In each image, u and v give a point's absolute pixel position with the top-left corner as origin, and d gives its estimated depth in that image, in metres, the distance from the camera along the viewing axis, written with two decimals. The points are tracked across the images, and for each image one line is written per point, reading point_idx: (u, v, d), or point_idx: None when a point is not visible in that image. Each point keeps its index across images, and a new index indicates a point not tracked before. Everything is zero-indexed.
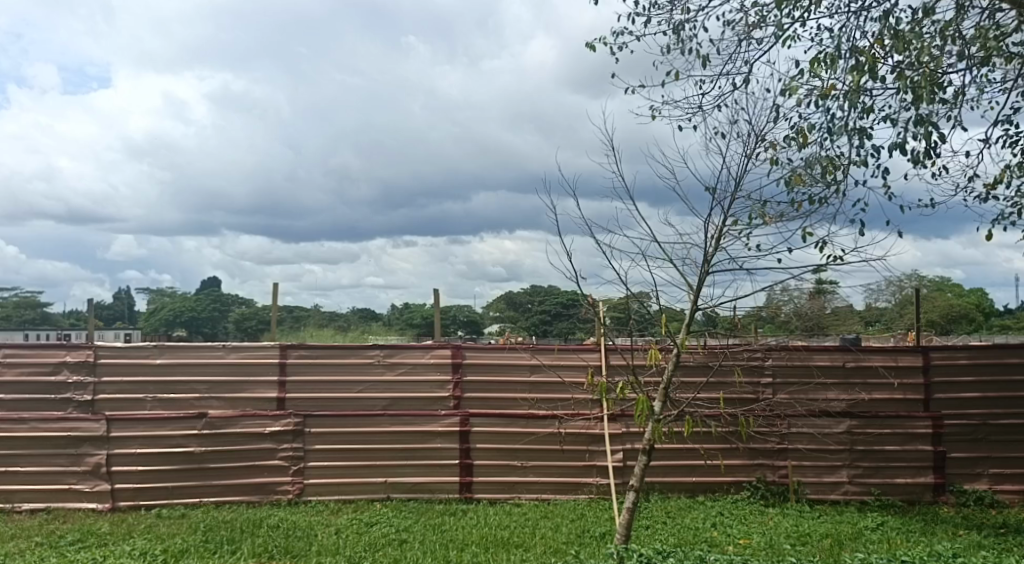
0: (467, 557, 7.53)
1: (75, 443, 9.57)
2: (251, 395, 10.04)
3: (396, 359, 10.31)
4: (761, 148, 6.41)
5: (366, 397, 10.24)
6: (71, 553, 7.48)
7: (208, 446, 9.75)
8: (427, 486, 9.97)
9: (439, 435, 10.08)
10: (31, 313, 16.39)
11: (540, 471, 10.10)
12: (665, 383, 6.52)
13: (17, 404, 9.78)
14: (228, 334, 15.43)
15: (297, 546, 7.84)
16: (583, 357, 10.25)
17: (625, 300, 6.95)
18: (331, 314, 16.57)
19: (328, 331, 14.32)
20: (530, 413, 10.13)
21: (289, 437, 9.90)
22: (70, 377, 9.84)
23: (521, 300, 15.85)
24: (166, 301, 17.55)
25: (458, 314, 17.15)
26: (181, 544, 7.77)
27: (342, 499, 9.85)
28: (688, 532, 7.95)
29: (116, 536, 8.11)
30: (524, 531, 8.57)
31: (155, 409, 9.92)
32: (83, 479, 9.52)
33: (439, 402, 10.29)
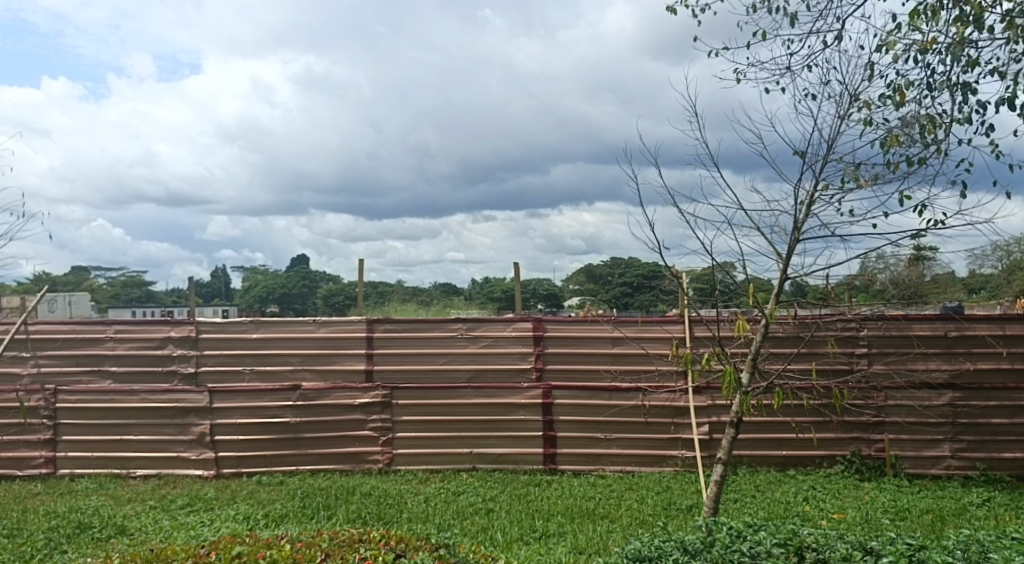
0: (553, 528, 7.63)
1: (182, 413, 10.10)
2: (341, 368, 10.30)
3: (479, 333, 10.35)
4: (855, 108, 6.18)
5: (451, 369, 10.33)
6: (181, 516, 7.92)
7: (303, 417, 10.13)
8: (511, 457, 10.15)
9: (522, 407, 10.20)
10: (137, 292, 17.28)
11: (623, 443, 10.11)
12: (753, 354, 6.40)
13: (128, 377, 10.28)
14: (318, 309, 15.96)
15: (389, 513, 8.10)
16: (667, 329, 10.15)
17: (709, 271, 6.84)
18: (414, 289, 16.95)
19: (411, 305, 14.64)
20: (613, 386, 10.10)
21: (378, 408, 10.20)
22: (175, 351, 10.28)
23: (603, 272, 15.70)
24: (260, 279, 18.19)
25: (538, 288, 16.99)
26: (281, 509, 8.12)
27: (430, 469, 10.11)
28: (778, 506, 7.83)
29: (221, 501, 8.54)
30: (609, 502, 8.61)
31: (253, 382, 10.28)
32: (190, 447, 10.07)
33: (521, 374, 10.31)
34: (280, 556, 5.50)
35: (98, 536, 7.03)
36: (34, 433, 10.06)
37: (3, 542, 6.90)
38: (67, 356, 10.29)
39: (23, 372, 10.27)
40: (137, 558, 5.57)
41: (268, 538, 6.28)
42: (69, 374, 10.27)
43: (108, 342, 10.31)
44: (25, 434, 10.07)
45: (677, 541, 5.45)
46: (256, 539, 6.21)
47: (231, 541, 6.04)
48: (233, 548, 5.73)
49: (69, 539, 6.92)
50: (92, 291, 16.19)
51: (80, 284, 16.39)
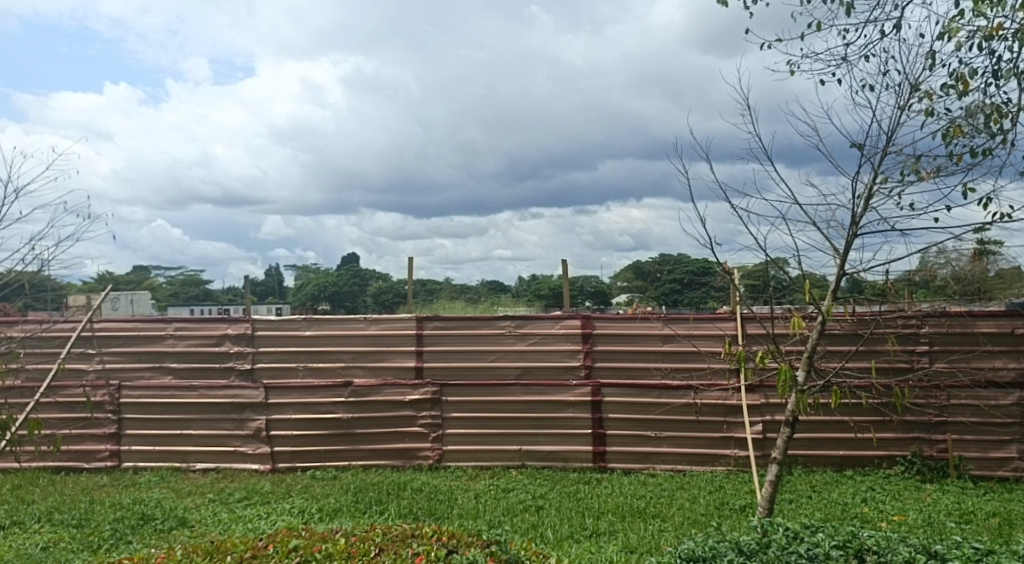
0: (604, 526, 7.60)
1: (239, 408, 10.32)
2: (392, 364, 10.40)
3: (528, 330, 10.35)
4: (916, 98, 6.02)
5: (500, 366, 10.35)
6: (239, 509, 8.10)
7: (355, 413, 10.28)
8: (561, 455, 10.14)
9: (572, 404, 10.18)
10: (196, 290, 17.75)
11: (674, 442, 10.02)
12: (809, 351, 6.28)
13: (188, 373, 10.48)
14: (368, 307, 16.20)
15: (440, 509, 8.16)
16: (719, 326, 10.02)
17: (762, 267, 6.72)
18: (463, 286, 17.06)
19: (459, 302, 14.74)
20: (663, 384, 10.02)
21: (428, 405, 10.29)
22: (231, 348, 10.48)
23: (651, 269, 15.57)
24: (312, 277, 18.46)
25: (586, 285, 16.84)
26: (335, 503, 8.25)
27: (480, 466, 10.15)
28: (835, 507, 7.68)
29: (276, 495, 8.71)
30: (660, 501, 8.54)
31: (307, 378, 10.43)
32: (246, 442, 10.29)
33: (570, 372, 10.27)
34: (335, 550, 5.58)
35: (161, 527, 7.23)
36: (100, 427, 10.38)
37: (72, 532, 7.14)
38: (130, 352, 10.53)
39: (88, 369, 10.53)
40: (199, 550, 5.70)
41: (323, 532, 6.37)
42: (131, 370, 10.51)
43: (168, 339, 10.53)
44: (91, 428, 10.39)
45: (732, 541, 5.38)
46: (312, 533, 6.30)
47: (289, 535, 6.15)
48: (290, 541, 5.83)
49: (134, 530, 7.12)
50: (153, 290, 16.57)
51: (142, 283, 16.77)
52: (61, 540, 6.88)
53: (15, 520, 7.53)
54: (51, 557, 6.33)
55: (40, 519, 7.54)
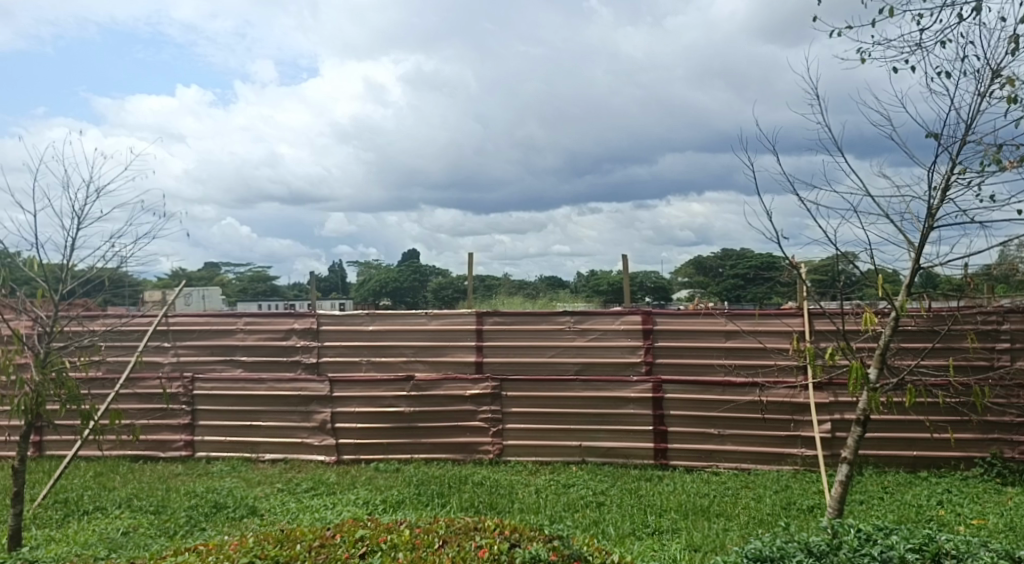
0: (667, 524, 7.53)
1: (305, 401, 10.55)
2: (453, 359, 10.48)
3: (588, 325, 10.31)
4: (997, 85, 5.76)
5: (560, 362, 10.32)
6: (307, 499, 8.28)
7: (417, 407, 10.40)
8: (622, 451, 10.07)
9: (633, 401, 10.10)
10: (263, 286, 18.25)
11: (738, 440, 9.86)
12: (882, 348, 6.08)
13: (257, 366, 10.75)
14: (428, 302, 16.42)
15: (501, 502, 8.19)
16: (786, 322, 9.81)
17: (831, 261, 6.52)
18: (522, 281, 17.12)
19: (518, 298, 14.80)
20: (727, 381, 9.87)
21: (488, 400, 10.34)
22: (298, 342, 10.70)
23: (712, 265, 15.43)
24: (374, 272, 18.76)
25: (645, 281, 16.71)
26: (398, 495, 8.35)
27: (541, 461, 10.16)
28: (909, 510, 7.45)
29: (342, 486, 8.87)
30: (724, 499, 8.41)
31: (370, 372, 10.58)
32: (312, 433, 10.50)
33: (631, 368, 10.19)
34: (400, 541, 5.65)
35: (233, 515, 7.44)
36: (175, 418, 10.72)
37: (150, 518, 7.41)
38: (203, 345, 10.84)
39: (164, 361, 10.87)
40: (270, 537, 5.83)
41: (388, 523, 6.46)
42: (204, 362, 10.83)
43: (238, 333, 10.81)
44: (167, 418, 10.74)
45: (801, 543, 5.25)
46: (378, 524, 6.39)
47: (355, 524, 6.25)
48: (356, 531, 5.93)
49: (208, 518, 7.34)
50: (223, 285, 17.04)
51: (212, 278, 17.24)
52: (140, 526, 7.14)
53: (97, 505, 7.84)
54: (132, 542, 6.57)
55: (120, 505, 7.83)
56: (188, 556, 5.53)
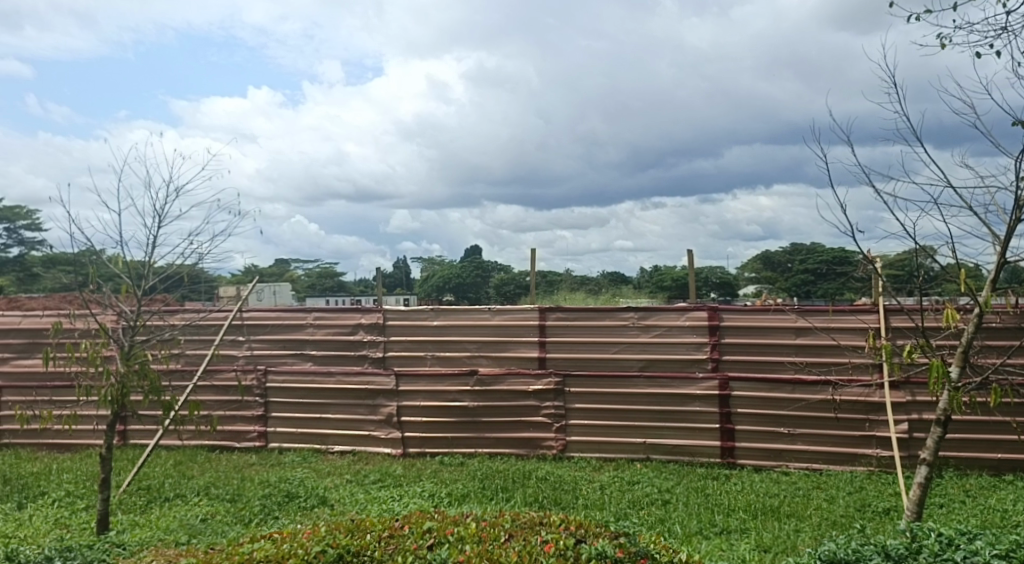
0: (735, 523, 7.39)
1: (371, 395, 10.70)
2: (516, 354, 10.58)
3: (651, 322, 10.22)
4: None
5: (623, 358, 10.30)
6: (374, 490, 8.41)
7: (481, 402, 10.44)
8: (688, 449, 9.92)
9: (698, 398, 9.94)
10: (331, 282, 18.63)
11: (809, 440, 9.61)
12: (964, 346, 5.83)
13: (326, 360, 11.02)
14: (491, 298, 16.53)
15: (566, 498, 8.16)
16: (861, 319, 9.52)
17: (908, 255, 6.29)
18: (584, 277, 17.07)
19: (581, 293, 14.74)
20: (797, 379, 9.63)
21: (551, 395, 10.31)
22: (365, 337, 10.95)
23: (781, 260, 15.37)
24: (437, 269, 18.91)
25: (711, 277, 16.37)
26: (463, 489, 8.41)
27: (604, 458, 10.10)
28: (993, 514, 7.14)
29: (408, 478, 8.98)
30: (795, 500, 8.21)
31: (434, 366, 10.79)
32: (379, 426, 10.65)
33: (696, 365, 10.09)
34: (467, 534, 5.68)
35: (304, 505, 7.60)
36: (249, 409, 11.00)
37: (226, 505, 7.63)
38: (275, 339, 11.14)
39: (238, 354, 11.22)
40: (341, 527, 5.93)
41: (454, 515, 6.50)
42: (276, 356, 11.12)
43: (308, 327, 11.08)
44: (241, 410, 11.02)
45: (877, 545, 5.09)
46: (444, 516, 6.44)
47: (422, 516, 6.31)
48: (423, 523, 5.99)
49: (281, 506, 7.52)
50: (293, 280, 17.44)
51: (282, 274, 17.65)
52: (217, 513, 7.36)
53: (177, 492, 8.11)
54: (210, 529, 6.78)
55: (198, 493, 8.09)
56: (263, 543, 5.67)
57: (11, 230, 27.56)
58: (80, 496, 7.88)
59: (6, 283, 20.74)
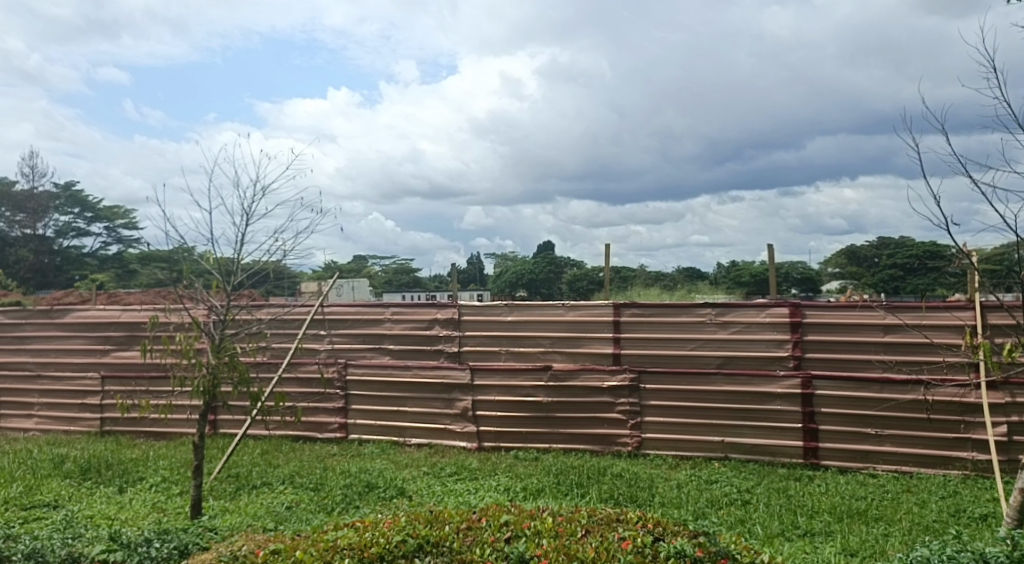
0: (819, 526, 7.18)
1: (447, 388, 10.80)
2: (591, 350, 10.50)
3: (730, 318, 10.01)
4: None
5: (700, 355, 10.10)
6: (451, 483, 8.49)
7: (556, 397, 10.42)
8: (769, 449, 9.68)
9: (780, 397, 9.68)
10: (406, 278, 18.87)
11: (898, 441, 9.24)
12: None
13: (403, 354, 11.18)
14: (564, 294, 16.57)
15: (642, 495, 8.07)
16: (957, 316, 9.11)
17: (1009, 249, 5.97)
18: (659, 273, 16.85)
19: (656, 289, 14.52)
20: (886, 378, 9.27)
21: (626, 392, 10.21)
22: (440, 331, 11.05)
23: (866, 254, 14.90)
24: (510, 264, 18.95)
25: (792, 272, 15.85)
26: (538, 483, 8.41)
27: (681, 456, 9.95)
28: None
29: (484, 472, 9.04)
30: (884, 503, 7.92)
31: (509, 362, 10.80)
32: (454, 420, 10.75)
33: (778, 362, 9.81)
34: (544, 528, 5.67)
35: (383, 495, 7.73)
36: (330, 401, 11.25)
37: (309, 494, 7.83)
38: (354, 334, 11.35)
39: (320, 348, 11.49)
40: (420, 518, 6.00)
41: (531, 509, 6.50)
42: (355, 350, 11.34)
43: (386, 322, 11.25)
44: (323, 401, 11.29)
45: (975, 552, 4.87)
46: (521, 510, 6.45)
47: (499, 510, 6.33)
48: (501, 516, 6.01)
49: (361, 496, 7.67)
50: (370, 276, 17.75)
51: (360, 270, 17.98)
52: (301, 501, 7.56)
53: (264, 480, 8.36)
54: (295, 516, 6.97)
55: (284, 481, 8.33)
56: (346, 531, 5.78)
57: (109, 230, 28.88)
58: (175, 482, 8.21)
59: (106, 280, 21.77)
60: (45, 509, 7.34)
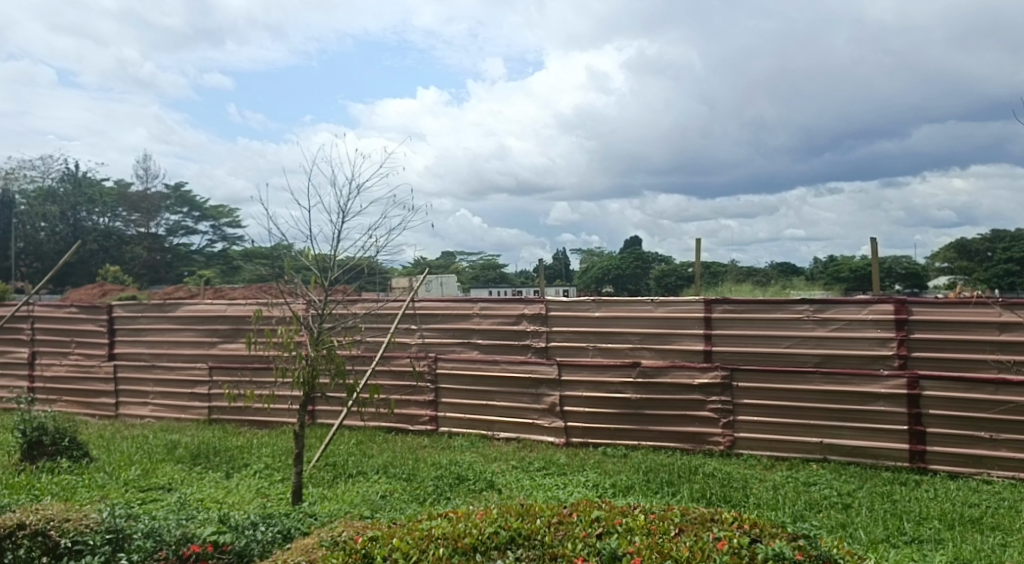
0: (927, 533, 6.84)
1: (536, 383, 10.81)
2: (681, 347, 10.32)
3: (829, 315, 9.67)
4: None
5: (797, 353, 9.78)
6: (540, 477, 8.51)
7: (645, 394, 10.30)
8: (870, 451, 9.29)
9: (883, 397, 9.29)
10: (494, 274, 19.03)
11: (1014, 447, 8.71)
12: None
13: (491, 349, 11.30)
14: (651, 290, 16.43)
15: (736, 496, 7.89)
16: None
17: None
18: (752, 268, 16.42)
19: (748, 285, 14.13)
20: (1001, 379, 8.76)
21: (718, 390, 9.99)
22: (528, 327, 11.11)
23: (979, 248, 14.52)
24: (596, 260, 18.83)
25: (896, 267, 15.09)
26: (628, 480, 8.34)
27: (776, 456, 9.67)
28: None
29: (572, 467, 9.03)
30: (999, 511, 7.48)
31: (597, 358, 10.76)
32: (543, 415, 10.75)
33: (881, 361, 9.41)
34: (637, 525, 5.60)
35: (473, 488, 7.82)
36: (421, 394, 11.44)
37: (402, 484, 7.98)
38: (445, 328, 11.52)
39: (411, 342, 11.69)
40: (512, 510, 6.02)
41: (622, 507, 6.43)
42: (446, 344, 11.50)
43: (474, 317, 11.36)
44: (414, 394, 11.48)
45: None
46: (612, 506, 6.40)
47: (590, 505, 6.28)
48: (592, 512, 5.98)
49: (452, 488, 7.77)
50: (459, 272, 17.94)
51: (448, 265, 18.22)
52: (394, 491, 7.72)
53: (359, 469, 8.58)
54: (390, 505, 7.12)
55: (378, 471, 8.52)
56: (440, 522, 5.86)
57: (214, 229, 30.24)
58: (277, 469, 8.52)
59: (212, 276, 22.82)
60: (160, 491, 7.75)
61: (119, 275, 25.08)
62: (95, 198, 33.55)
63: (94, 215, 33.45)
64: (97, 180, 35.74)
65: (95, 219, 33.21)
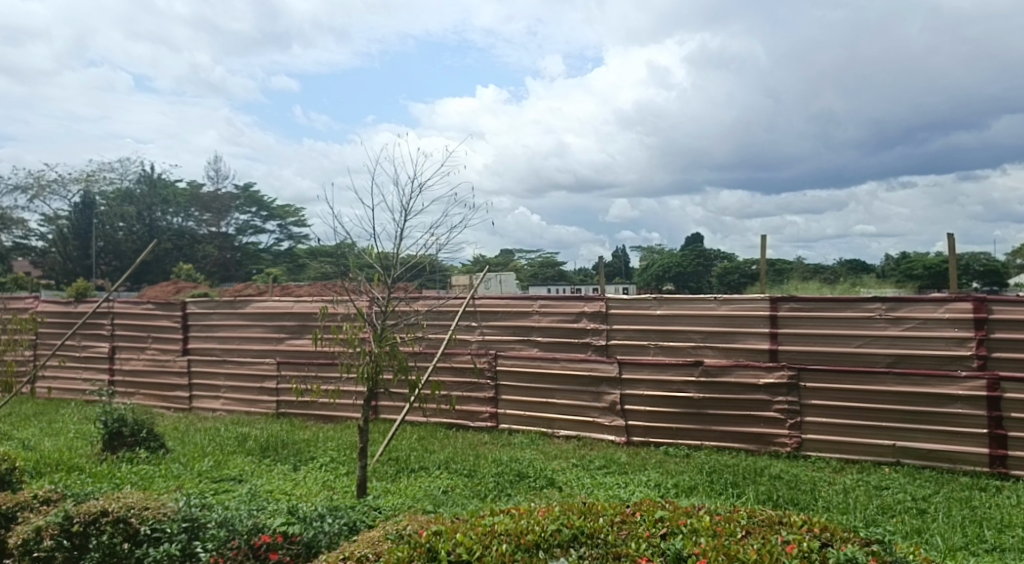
0: (1009, 541, 6.55)
1: (596, 381, 10.74)
2: (746, 346, 10.12)
3: (902, 314, 9.35)
4: None
5: (868, 353, 9.49)
6: (600, 476, 8.45)
7: (707, 393, 10.12)
8: (947, 455, 8.95)
9: (960, 399, 8.93)
10: (554, 272, 18.99)
11: None
12: None
13: (552, 346, 11.25)
14: (713, 287, 16.11)
15: (803, 499, 7.69)
16: None
17: None
18: (819, 265, 16.01)
19: (815, 283, 13.77)
20: None
21: (784, 390, 9.76)
22: (588, 324, 11.03)
23: None
24: (657, 257, 18.62)
25: (973, 264, 14.50)
26: (691, 481, 8.22)
27: (846, 459, 9.40)
28: None
29: (633, 466, 8.94)
30: None
31: (658, 356, 10.62)
32: (603, 413, 10.67)
33: (959, 362, 9.06)
34: (702, 527, 5.50)
35: (534, 485, 7.81)
36: (482, 391, 11.49)
37: (464, 480, 8.03)
38: (505, 326, 11.54)
39: (472, 339, 11.75)
40: (574, 509, 5.99)
41: (686, 507, 6.34)
42: (506, 341, 11.53)
43: (534, 315, 11.38)
44: (475, 391, 11.54)
45: None
46: (676, 506, 6.30)
47: (654, 506, 6.19)
48: (656, 511, 5.89)
49: (513, 485, 7.78)
50: (518, 270, 17.95)
51: (508, 263, 18.25)
52: (456, 486, 7.76)
53: (421, 464, 8.66)
54: (452, 500, 7.17)
55: (440, 466, 8.58)
56: (502, 518, 5.86)
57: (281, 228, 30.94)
58: (342, 463, 8.66)
59: (280, 274, 23.35)
60: (232, 482, 7.97)
61: (192, 273, 25.84)
62: (169, 198, 34.68)
63: (168, 215, 34.59)
64: (171, 181, 36.93)
65: (169, 219, 34.32)
